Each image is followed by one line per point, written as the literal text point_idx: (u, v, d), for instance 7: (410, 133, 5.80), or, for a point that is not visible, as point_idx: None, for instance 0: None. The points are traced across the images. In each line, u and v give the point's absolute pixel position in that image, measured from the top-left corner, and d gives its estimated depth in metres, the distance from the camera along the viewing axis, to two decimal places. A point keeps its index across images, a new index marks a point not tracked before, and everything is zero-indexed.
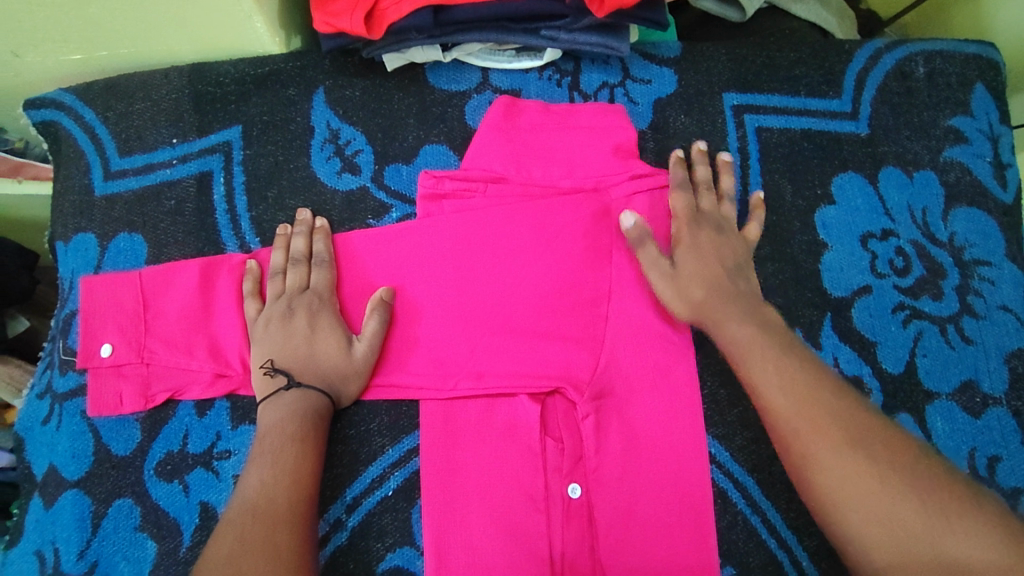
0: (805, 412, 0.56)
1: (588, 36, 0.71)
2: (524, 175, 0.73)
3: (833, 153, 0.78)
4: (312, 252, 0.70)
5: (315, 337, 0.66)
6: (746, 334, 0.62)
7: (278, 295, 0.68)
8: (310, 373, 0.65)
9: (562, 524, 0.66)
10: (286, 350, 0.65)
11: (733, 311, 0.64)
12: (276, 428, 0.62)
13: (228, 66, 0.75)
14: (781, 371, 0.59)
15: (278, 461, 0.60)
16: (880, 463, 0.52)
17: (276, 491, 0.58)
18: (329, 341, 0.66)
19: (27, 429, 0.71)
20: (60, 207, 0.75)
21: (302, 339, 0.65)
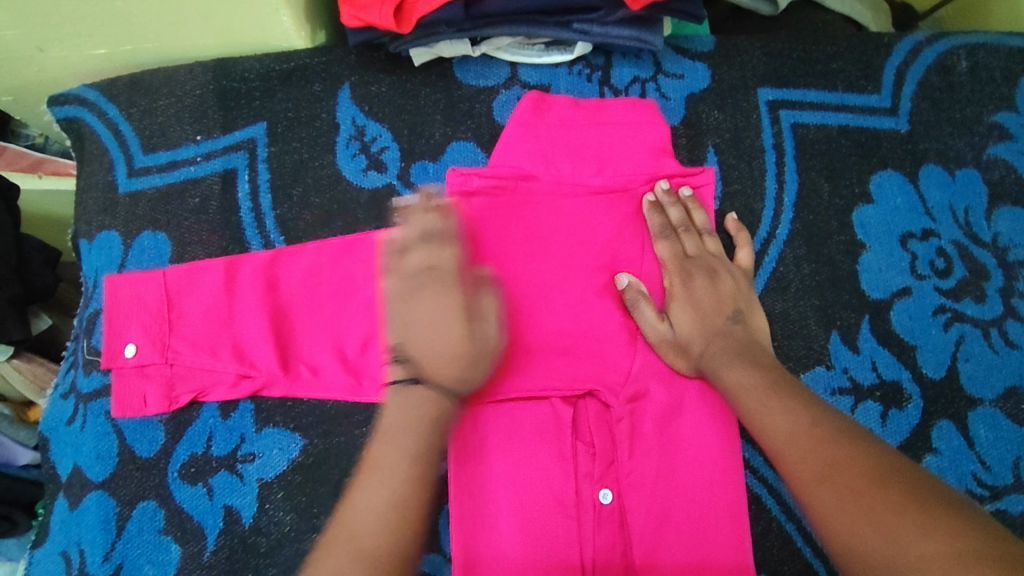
0: (790, 453, 0.56)
1: (621, 30, 0.69)
2: (554, 172, 0.71)
3: (872, 150, 0.75)
4: (432, 230, 0.66)
5: (433, 321, 0.62)
6: (744, 383, 0.62)
7: (414, 272, 0.63)
8: (460, 359, 0.62)
9: (594, 529, 0.65)
10: (421, 334, 0.61)
11: (733, 363, 0.63)
12: (400, 435, 0.59)
13: (254, 61, 0.74)
14: (773, 410, 0.59)
15: (388, 480, 0.57)
16: (855, 491, 0.50)
17: (382, 515, 0.55)
18: (456, 325, 0.62)
19: (51, 429, 0.70)
20: (84, 204, 0.75)
21: (446, 323, 0.62)
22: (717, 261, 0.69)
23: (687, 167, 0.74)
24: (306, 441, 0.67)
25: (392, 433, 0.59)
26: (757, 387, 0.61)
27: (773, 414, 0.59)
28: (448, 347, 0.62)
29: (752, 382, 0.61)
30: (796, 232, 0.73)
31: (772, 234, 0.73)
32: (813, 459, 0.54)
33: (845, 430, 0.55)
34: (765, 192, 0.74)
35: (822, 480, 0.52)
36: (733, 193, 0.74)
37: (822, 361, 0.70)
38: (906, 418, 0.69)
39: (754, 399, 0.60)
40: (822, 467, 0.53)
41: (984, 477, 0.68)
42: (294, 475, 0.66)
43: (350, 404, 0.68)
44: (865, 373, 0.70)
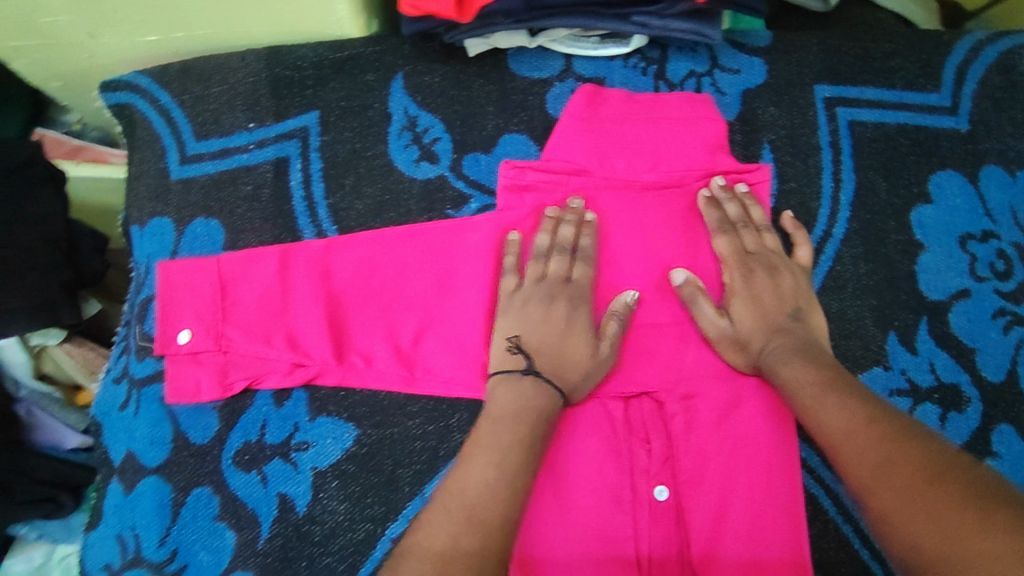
0: (846, 452, 0.55)
1: (681, 23, 0.68)
2: (608, 167, 0.70)
3: (931, 150, 0.74)
4: (577, 243, 0.68)
5: (563, 333, 0.64)
6: (803, 382, 0.61)
7: (538, 279, 0.67)
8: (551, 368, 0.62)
9: (649, 526, 0.65)
10: (535, 338, 0.63)
11: (795, 361, 0.63)
12: (503, 425, 0.58)
13: (307, 49, 0.73)
14: (830, 407, 0.58)
15: (503, 460, 0.55)
16: (911, 488, 0.50)
17: (500, 492, 0.53)
18: (575, 336, 0.64)
19: (104, 414, 0.71)
20: (135, 191, 0.75)
21: (550, 326, 0.64)
22: (778, 258, 0.68)
23: (743, 163, 0.73)
24: (360, 431, 0.67)
25: (504, 421, 0.58)
26: (813, 384, 0.60)
27: (830, 412, 0.58)
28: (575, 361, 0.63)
29: (810, 380, 0.61)
30: (853, 232, 0.72)
31: (829, 232, 0.72)
32: (871, 457, 0.53)
33: (904, 430, 0.54)
34: (822, 190, 0.73)
35: (879, 479, 0.52)
36: (790, 191, 0.73)
37: (880, 362, 0.69)
38: (965, 421, 0.68)
39: (809, 397, 0.60)
40: (879, 466, 0.52)
41: None
42: (348, 464, 0.66)
43: (402, 396, 0.68)
44: (923, 375, 0.69)
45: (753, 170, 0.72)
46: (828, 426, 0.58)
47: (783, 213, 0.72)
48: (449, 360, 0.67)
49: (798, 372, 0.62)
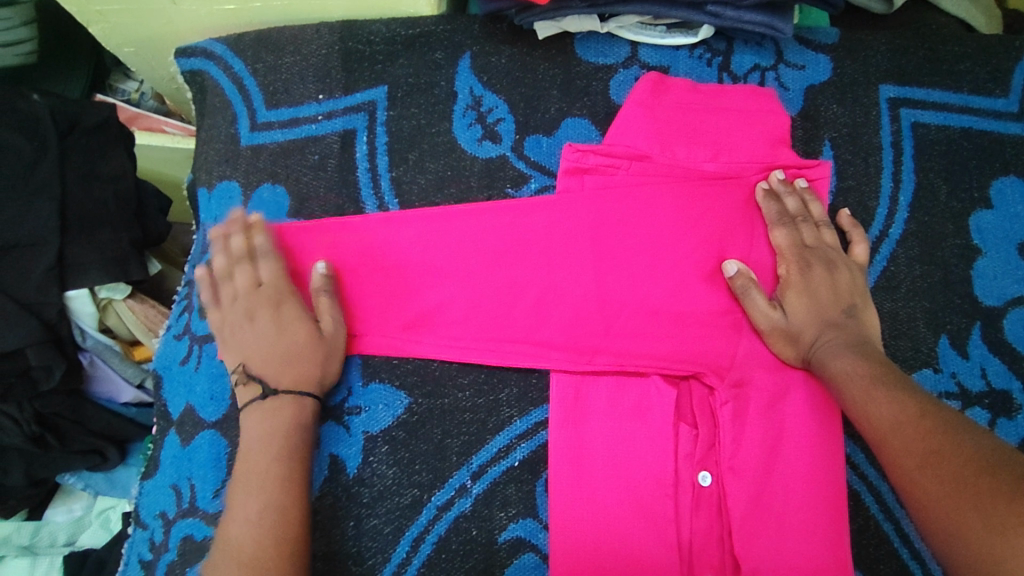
0: (892, 443, 0.56)
1: (754, 14, 0.69)
2: (669, 154, 0.71)
3: (994, 155, 0.74)
4: (252, 247, 0.68)
5: (304, 337, 0.64)
6: (852, 376, 0.61)
7: (232, 299, 0.67)
8: (293, 375, 0.64)
9: (691, 511, 0.66)
10: (273, 354, 0.64)
11: (845, 355, 0.63)
12: (255, 455, 0.60)
13: (380, 25, 0.75)
14: (877, 399, 0.59)
15: (263, 493, 0.58)
16: (958, 480, 0.51)
17: (262, 534, 0.57)
18: (311, 332, 0.65)
19: (165, 368, 0.73)
20: (204, 155, 0.77)
21: (269, 337, 0.64)
22: (836, 253, 0.69)
23: (803, 158, 0.73)
24: (411, 399, 0.69)
25: (264, 445, 0.61)
26: (863, 379, 0.61)
27: (879, 408, 0.59)
28: (304, 357, 0.64)
29: (864, 376, 0.61)
30: (910, 233, 0.72)
31: (885, 232, 0.72)
32: (916, 449, 0.54)
33: (952, 423, 0.55)
34: (880, 189, 0.73)
35: (922, 470, 0.53)
36: (847, 189, 0.73)
37: (930, 364, 0.69)
38: (1015, 428, 0.68)
39: (858, 392, 0.61)
40: (925, 458, 0.53)
41: None
42: (398, 430, 0.68)
43: (454, 367, 0.69)
44: (974, 380, 0.69)
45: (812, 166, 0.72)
46: (878, 421, 0.58)
47: (840, 211, 0.72)
48: (499, 334, 0.69)
49: (849, 366, 0.62)
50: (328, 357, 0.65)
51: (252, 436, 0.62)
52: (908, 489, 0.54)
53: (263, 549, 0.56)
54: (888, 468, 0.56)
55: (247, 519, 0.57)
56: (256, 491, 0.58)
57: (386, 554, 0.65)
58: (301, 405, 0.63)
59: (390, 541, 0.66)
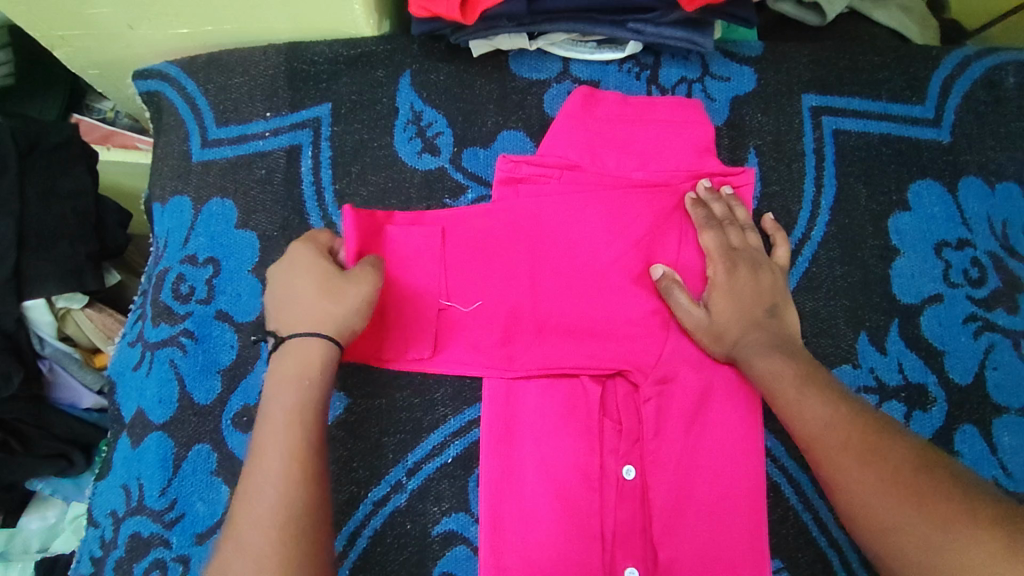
0: (828, 443, 0.58)
1: (674, 30, 0.71)
2: (598, 164, 0.75)
3: (912, 159, 0.77)
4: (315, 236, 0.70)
5: (331, 288, 0.63)
6: (776, 374, 0.64)
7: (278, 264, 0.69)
8: (303, 318, 0.63)
9: (614, 503, 0.68)
10: (282, 306, 0.65)
11: (765, 355, 0.66)
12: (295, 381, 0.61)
13: (323, 46, 0.79)
14: (809, 401, 0.61)
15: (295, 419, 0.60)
16: (905, 493, 0.53)
17: (292, 461, 0.58)
18: (325, 290, 0.63)
19: (119, 374, 0.76)
20: (159, 170, 0.80)
21: (293, 290, 0.64)
22: (759, 255, 0.72)
23: (730, 166, 0.76)
24: (350, 399, 0.72)
25: (277, 410, 0.60)
26: (794, 381, 0.63)
27: (812, 409, 0.61)
28: (304, 300, 0.64)
29: (795, 380, 0.63)
30: (831, 235, 0.75)
31: (807, 234, 0.76)
32: (864, 460, 0.56)
33: (883, 428, 0.58)
34: (803, 194, 0.76)
35: (864, 480, 0.55)
36: (771, 194, 0.76)
37: (849, 360, 0.72)
38: (930, 420, 0.71)
39: (790, 393, 0.63)
40: (868, 470, 0.55)
41: (1005, 483, 0.69)
42: (337, 430, 0.71)
43: (393, 369, 0.73)
44: (891, 374, 0.72)
45: (738, 174, 0.75)
46: (810, 421, 0.60)
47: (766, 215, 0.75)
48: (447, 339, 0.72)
49: (781, 368, 0.64)
50: (322, 302, 0.63)
51: (274, 381, 0.62)
52: (844, 496, 0.56)
53: (264, 522, 0.55)
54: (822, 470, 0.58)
55: (237, 532, 0.56)
56: (269, 437, 0.59)
57: None
58: (309, 355, 0.62)
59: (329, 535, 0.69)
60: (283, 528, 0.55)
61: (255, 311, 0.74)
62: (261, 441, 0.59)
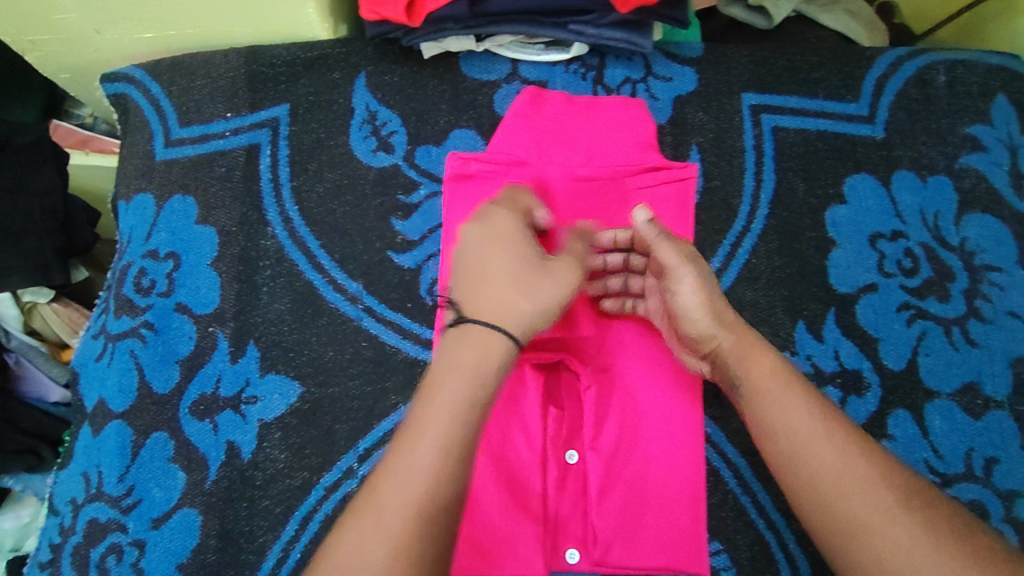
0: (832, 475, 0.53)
1: (614, 31, 0.75)
2: (546, 160, 0.77)
3: (847, 154, 0.80)
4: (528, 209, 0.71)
5: (545, 281, 0.65)
6: (769, 373, 0.59)
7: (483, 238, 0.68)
8: (500, 308, 0.62)
9: (558, 486, 0.70)
10: (497, 289, 0.63)
11: (753, 351, 0.60)
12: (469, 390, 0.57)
13: (281, 49, 0.82)
14: (810, 424, 0.56)
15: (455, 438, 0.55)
16: (911, 515, 0.50)
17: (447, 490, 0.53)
18: (539, 285, 0.64)
19: (83, 365, 0.78)
20: (124, 169, 0.83)
21: (529, 283, 0.64)
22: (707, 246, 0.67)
23: (672, 160, 0.79)
24: (304, 389, 0.74)
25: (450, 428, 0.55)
26: (790, 398, 0.57)
27: (811, 434, 0.55)
28: (506, 289, 0.63)
29: (789, 397, 0.57)
30: (770, 227, 0.78)
31: (747, 227, 0.78)
32: (872, 473, 0.52)
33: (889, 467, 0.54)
34: (742, 188, 0.79)
35: (866, 495, 0.51)
36: (712, 188, 0.79)
37: (787, 348, 0.75)
38: (864, 405, 0.73)
39: (789, 412, 0.56)
40: (867, 496, 0.52)
41: (936, 465, 0.72)
42: (291, 418, 0.73)
43: (346, 358, 0.75)
44: (827, 361, 0.75)
45: (681, 168, 0.77)
46: (811, 448, 0.54)
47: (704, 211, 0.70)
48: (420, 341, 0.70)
49: (776, 384, 0.58)
50: (536, 298, 0.64)
51: (459, 391, 0.57)
52: (839, 504, 0.52)
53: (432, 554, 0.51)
54: (817, 475, 0.53)
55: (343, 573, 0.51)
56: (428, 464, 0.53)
57: (276, 532, 0.70)
58: (491, 347, 0.60)
59: (281, 520, 0.70)
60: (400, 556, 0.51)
61: (214, 303, 0.76)
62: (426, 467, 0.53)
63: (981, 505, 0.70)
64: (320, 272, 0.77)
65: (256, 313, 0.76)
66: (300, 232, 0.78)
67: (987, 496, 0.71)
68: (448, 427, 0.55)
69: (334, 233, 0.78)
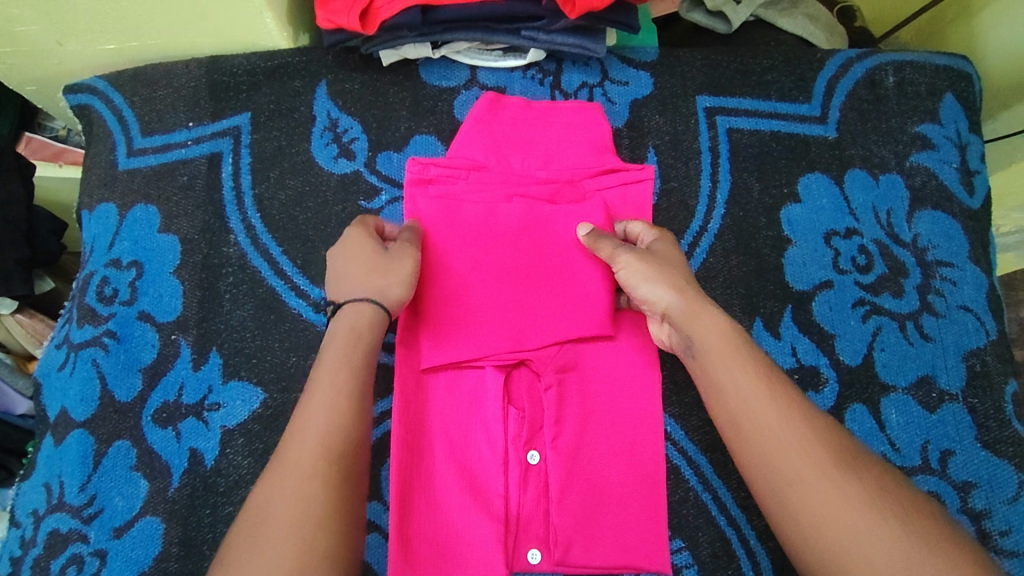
0: (772, 434, 0.54)
1: (566, 37, 0.77)
2: (504, 165, 0.78)
3: (801, 155, 0.82)
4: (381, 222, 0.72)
5: (382, 265, 0.64)
6: (719, 335, 0.59)
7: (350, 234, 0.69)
8: (360, 287, 0.63)
9: (520, 486, 0.70)
10: (344, 278, 0.65)
11: (704, 313, 0.61)
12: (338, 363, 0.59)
13: (242, 59, 0.83)
14: (749, 387, 0.56)
15: (335, 393, 0.57)
16: (848, 477, 0.51)
17: (330, 440, 0.55)
18: (388, 266, 0.65)
19: (45, 375, 0.78)
20: (87, 179, 0.83)
21: (359, 268, 0.64)
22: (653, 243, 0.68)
23: (629, 163, 0.80)
24: (266, 394, 0.74)
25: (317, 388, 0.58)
26: (739, 361, 0.58)
27: (756, 395, 0.55)
28: (359, 271, 0.64)
29: (739, 359, 0.58)
30: (726, 227, 0.79)
31: (704, 227, 0.79)
32: (814, 438, 0.53)
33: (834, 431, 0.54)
34: (699, 189, 0.81)
35: (799, 454, 0.52)
36: (670, 189, 0.81)
37: None
38: (822, 400, 0.74)
39: (737, 376, 0.57)
40: (803, 456, 0.52)
41: (893, 459, 0.72)
42: (253, 424, 0.73)
43: (308, 364, 0.75)
44: (785, 358, 0.75)
45: (638, 169, 0.78)
46: (755, 407, 0.55)
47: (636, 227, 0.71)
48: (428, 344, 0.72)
49: (726, 346, 0.59)
50: (392, 277, 0.64)
51: (324, 359, 0.60)
52: (778, 462, 0.52)
53: (317, 505, 0.52)
54: (760, 434, 0.54)
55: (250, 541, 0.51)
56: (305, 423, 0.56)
57: None
58: (359, 316, 0.62)
59: None
60: (303, 510, 0.52)
61: (176, 311, 0.76)
62: (299, 427, 0.56)
63: (938, 497, 0.71)
64: (282, 278, 0.78)
65: (218, 320, 0.76)
66: (262, 239, 0.79)
67: (943, 488, 0.72)
68: (326, 405, 0.57)
69: (296, 239, 0.79)
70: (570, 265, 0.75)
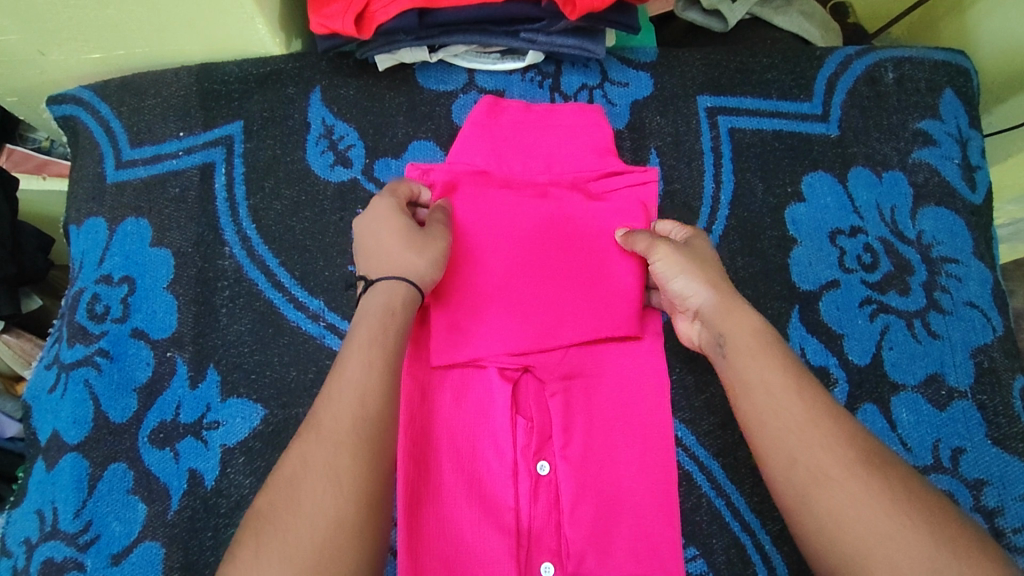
0: (800, 430, 0.52)
1: (566, 38, 0.76)
2: (505, 169, 0.77)
3: (804, 153, 0.81)
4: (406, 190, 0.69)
5: (416, 242, 0.62)
6: (748, 334, 0.58)
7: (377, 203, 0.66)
8: (392, 265, 0.61)
9: (531, 498, 0.68)
10: (373, 253, 0.62)
11: (734, 313, 0.60)
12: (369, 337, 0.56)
13: (233, 66, 0.81)
14: (775, 383, 0.55)
15: (368, 366, 0.55)
16: (875, 479, 0.50)
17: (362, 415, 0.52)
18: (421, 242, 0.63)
19: (35, 398, 0.75)
20: (74, 193, 0.81)
21: (390, 243, 0.62)
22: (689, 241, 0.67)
23: (631, 165, 0.79)
24: (267, 411, 0.72)
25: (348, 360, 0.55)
26: (764, 357, 0.57)
27: (784, 393, 0.54)
28: (389, 246, 0.62)
29: (765, 356, 0.57)
30: (731, 228, 0.79)
31: (709, 228, 0.78)
32: (842, 435, 0.52)
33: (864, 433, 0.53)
34: (703, 190, 0.80)
35: (826, 452, 0.51)
36: (673, 191, 0.80)
37: None
38: None
39: (763, 371, 0.56)
40: (829, 453, 0.51)
41: (905, 458, 0.72)
42: (254, 442, 0.71)
43: (309, 378, 0.73)
44: None
45: (641, 171, 0.77)
46: (781, 402, 0.54)
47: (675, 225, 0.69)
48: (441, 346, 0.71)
49: (754, 343, 0.58)
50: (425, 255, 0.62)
51: (353, 337, 0.57)
52: (804, 457, 0.51)
53: (350, 481, 0.50)
54: (787, 430, 0.53)
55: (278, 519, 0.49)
56: (333, 397, 0.53)
57: None
58: (395, 294, 0.60)
59: None
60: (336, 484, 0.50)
61: (171, 327, 0.74)
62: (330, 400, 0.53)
63: (951, 496, 0.71)
64: (279, 290, 0.76)
65: (215, 335, 0.74)
66: (258, 250, 0.77)
67: (956, 487, 0.71)
68: (358, 379, 0.54)
69: (293, 250, 0.77)
70: (579, 268, 0.74)
